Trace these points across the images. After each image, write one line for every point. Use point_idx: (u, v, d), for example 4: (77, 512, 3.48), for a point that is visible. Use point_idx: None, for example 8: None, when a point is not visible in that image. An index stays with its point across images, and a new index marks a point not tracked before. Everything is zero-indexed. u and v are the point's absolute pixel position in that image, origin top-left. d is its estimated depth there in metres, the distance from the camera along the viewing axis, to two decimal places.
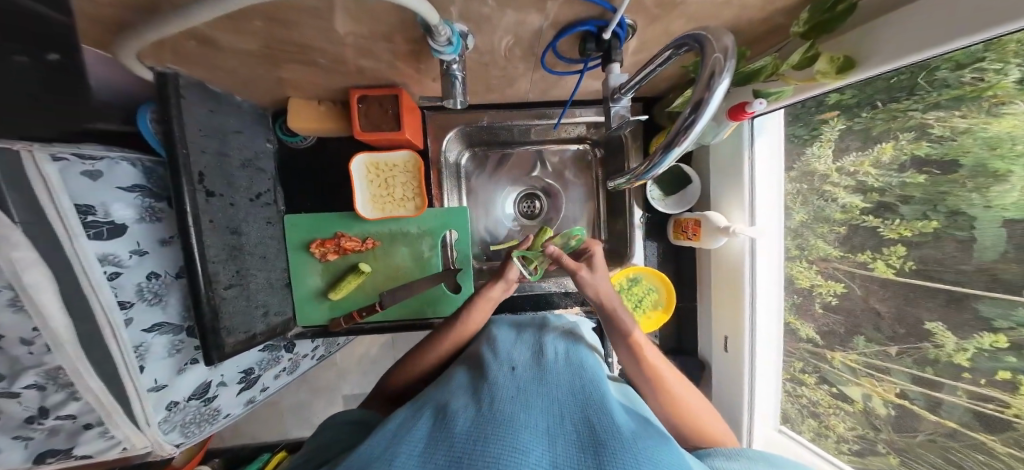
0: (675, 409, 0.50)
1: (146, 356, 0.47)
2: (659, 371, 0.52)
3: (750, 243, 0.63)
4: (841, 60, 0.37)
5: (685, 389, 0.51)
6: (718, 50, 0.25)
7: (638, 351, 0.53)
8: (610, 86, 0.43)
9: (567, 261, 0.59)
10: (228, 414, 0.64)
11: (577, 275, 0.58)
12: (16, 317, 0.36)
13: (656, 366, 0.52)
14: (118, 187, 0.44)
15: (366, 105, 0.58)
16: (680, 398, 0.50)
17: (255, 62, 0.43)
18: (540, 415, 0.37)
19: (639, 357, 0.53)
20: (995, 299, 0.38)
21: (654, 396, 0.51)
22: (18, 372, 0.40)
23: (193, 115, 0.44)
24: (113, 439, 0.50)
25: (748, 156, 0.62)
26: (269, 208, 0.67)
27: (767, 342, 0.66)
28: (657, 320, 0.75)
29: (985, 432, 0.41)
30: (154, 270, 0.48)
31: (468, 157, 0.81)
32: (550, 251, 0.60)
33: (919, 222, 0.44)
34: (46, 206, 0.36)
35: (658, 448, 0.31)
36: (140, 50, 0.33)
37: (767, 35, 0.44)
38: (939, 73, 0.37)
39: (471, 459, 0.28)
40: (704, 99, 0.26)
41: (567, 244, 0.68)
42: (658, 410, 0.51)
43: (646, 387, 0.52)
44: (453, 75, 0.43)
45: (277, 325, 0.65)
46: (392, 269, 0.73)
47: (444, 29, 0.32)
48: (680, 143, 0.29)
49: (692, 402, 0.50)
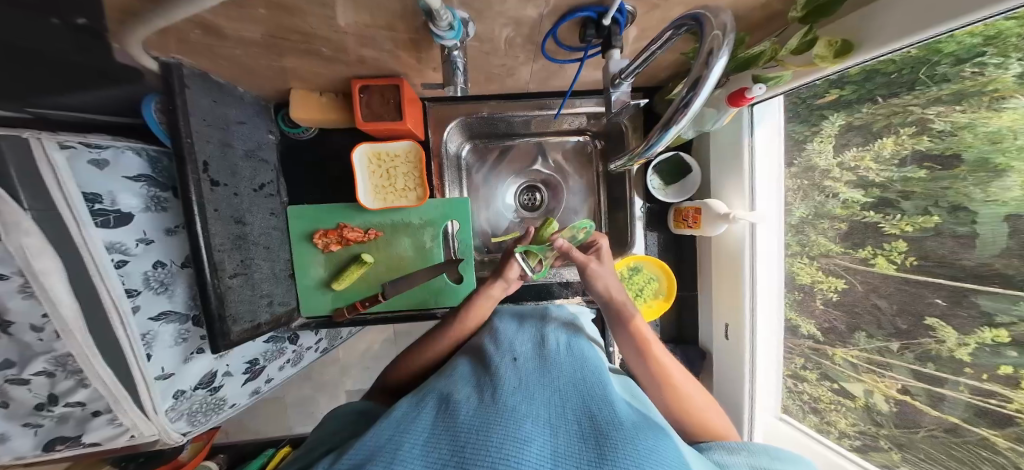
0: (686, 395, 0.49)
1: (153, 344, 0.48)
2: (661, 358, 0.52)
3: (750, 231, 0.64)
4: (839, 44, 0.38)
5: (688, 382, 0.51)
6: (716, 28, 0.26)
7: (645, 347, 0.53)
8: (610, 71, 0.44)
9: (576, 255, 0.61)
10: (233, 405, 0.65)
11: (588, 268, 0.60)
12: (26, 303, 0.37)
13: (662, 360, 0.52)
14: (125, 176, 0.44)
15: (367, 95, 0.58)
16: (689, 386, 0.51)
17: (259, 51, 0.43)
18: (543, 405, 0.37)
19: (645, 352, 0.53)
20: (996, 294, 0.38)
21: (659, 388, 0.51)
22: (28, 359, 0.40)
23: (197, 106, 0.45)
24: (121, 427, 0.50)
25: (747, 147, 0.63)
26: (272, 199, 0.67)
27: (767, 335, 0.67)
28: (657, 309, 0.75)
29: (987, 426, 0.41)
30: (161, 259, 0.48)
31: (468, 150, 0.82)
32: (559, 244, 0.61)
33: (920, 217, 0.44)
34: (53, 193, 0.36)
35: (658, 439, 0.31)
36: (147, 37, 0.34)
37: (768, 20, 0.45)
38: (940, 68, 0.39)
39: (475, 449, 0.28)
40: (702, 76, 0.26)
41: (576, 237, 0.71)
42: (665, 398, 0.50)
43: (653, 382, 0.52)
44: (454, 62, 0.44)
45: (281, 315, 0.66)
46: (393, 259, 0.74)
47: (446, 14, 0.32)
48: (678, 122, 0.30)
49: (699, 394, 0.50)
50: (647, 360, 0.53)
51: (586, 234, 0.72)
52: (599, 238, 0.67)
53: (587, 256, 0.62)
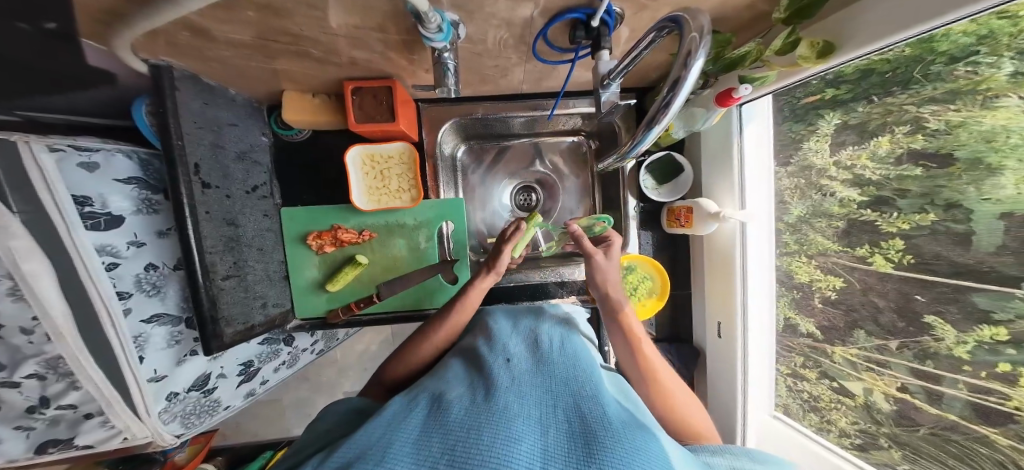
0: (664, 399, 0.49)
1: (145, 346, 0.48)
2: (648, 355, 0.53)
3: (740, 229, 0.64)
4: (820, 44, 0.38)
5: (672, 378, 0.52)
6: (694, 30, 0.26)
7: (635, 343, 0.54)
8: (599, 73, 0.43)
9: (586, 242, 0.63)
10: (228, 406, 0.65)
11: (593, 258, 0.62)
12: (16, 306, 0.37)
13: (649, 358, 0.52)
14: (115, 179, 0.44)
15: (359, 96, 0.59)
16: (666, 387, 0.50)
17: (249, 53, 0.43)
18: (534, 405, 0.37)
19: (636, 349, 0.53)
20: (991, 292, 0.38)
21: (644, 386, 0.51)
22: (18, 362, 0.40)
23: (187, 108, 0.45)
24: (113, 429, 0.50)
25: (737, 145, 0.63)
26: (266, 201, 0.67)
27: (761, 332, 0.68)
28: (652, 308, 0.74)
29: (987, 425, 0.41)
30: (152, 261, 0.49)
31: (463, 151, 0.82)
32: (572, 230, 0.66)
33: (916, 215, 0.45)
34: (43, 196, 0.37)
35: (646, 438, 0.31)
36: (135, 39, 0.34)
37: (755, 21, 0.45)
38: (933, 67, 0.39)
39: (465, 447, 0.28)
40: (681, 77, 0.27)
41: (592, 229, 0.73)
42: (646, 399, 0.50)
43: (638, 381, 0.52)
44: (446, 63, 0.44)
45: (276, 317, 0.66)
46: (388, 260, 0.74)
47: (435, 16, 0.32)
48: (661, 120, 0.32)
49: (683, 396, 0.50)
50: (634, 357, 0.53)
51: (602, 228, 0.73)
52: (614, 234, 0.67)
53: (594, 247, 0.64)
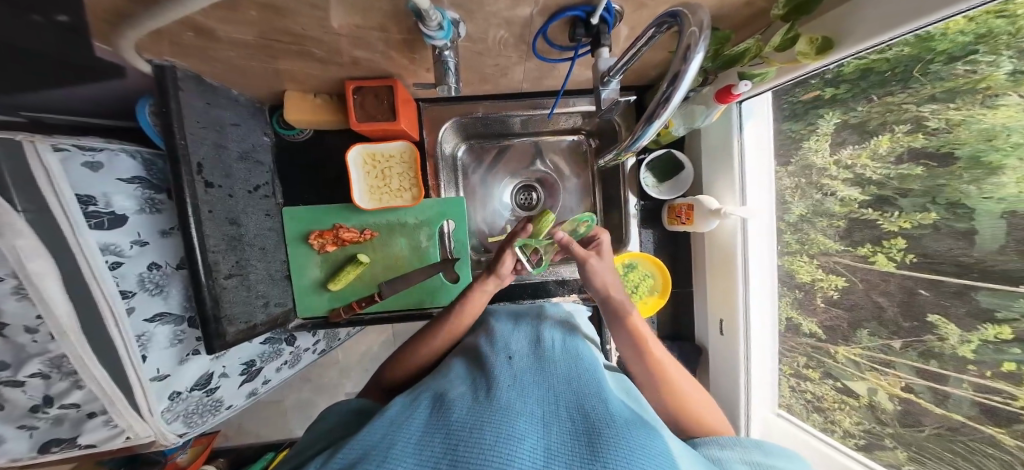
0: (676, 397, 0.49)
1: (148, 345, 0.48)
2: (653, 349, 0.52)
3: (741, 224, 0.64)
4: (820, 41, 0.38)
5: (675, 368, 0.52)
6: (694, 24, 0.26)
7: (643, 341, 0.53)
8: (599, 70, 0.44)
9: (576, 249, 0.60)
10: (230, 406, 0.65)
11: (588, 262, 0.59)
12: (20, 305, 0.37)
13: (657, 355, 0.52)
14: (119, 178, 0.44)
15: (360, 96, 0.59)
16: (678, 385, 0.50)
17: (252, 53, 0.43)
18: (537, 404, 0.37)
19: (644, 347, 0.53)
20: (997, 290, 0.38)
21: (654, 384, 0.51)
22: (23, 361, 0.41)
23: (190, 108, 0.45)
24: (116, 428, 0.50)
25: (736, 142, 0.64)
26: (268, 201, 0.68)
27: (762, 327, 0.68)
28: (652, 306, 0.74)
29: (993, 424, 0.41)
30: (155, 260, 0.49)
31: (463, 150, 0.82)
32: (559, 238, 0.61)
33: (918, 214, 0.45)
34: (47, 196, 0.37)
35: (650, 435, 0.31)
36: (139, 39, 0.34)
37: (755, 18, 0.45)
38: (932, 67, 0.40)
39: (468, 447, 0.28)
40: (681, 71, 0.27)
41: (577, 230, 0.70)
42: (658, 397, 0.50)
43: (647, 377, 0.52)
44: (446, 62, 0.44)
45: (278, 317, 0.66)
46: (389, 259, 0.74)
47: (435, 14, 0.33)
48: (661, 114, 0.32)
49: (691, 390, 0.50)
50: (641, 355, 0.52)
51: (588, 228, 0.70)
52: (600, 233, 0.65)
53: (587, 251, 0.61)
